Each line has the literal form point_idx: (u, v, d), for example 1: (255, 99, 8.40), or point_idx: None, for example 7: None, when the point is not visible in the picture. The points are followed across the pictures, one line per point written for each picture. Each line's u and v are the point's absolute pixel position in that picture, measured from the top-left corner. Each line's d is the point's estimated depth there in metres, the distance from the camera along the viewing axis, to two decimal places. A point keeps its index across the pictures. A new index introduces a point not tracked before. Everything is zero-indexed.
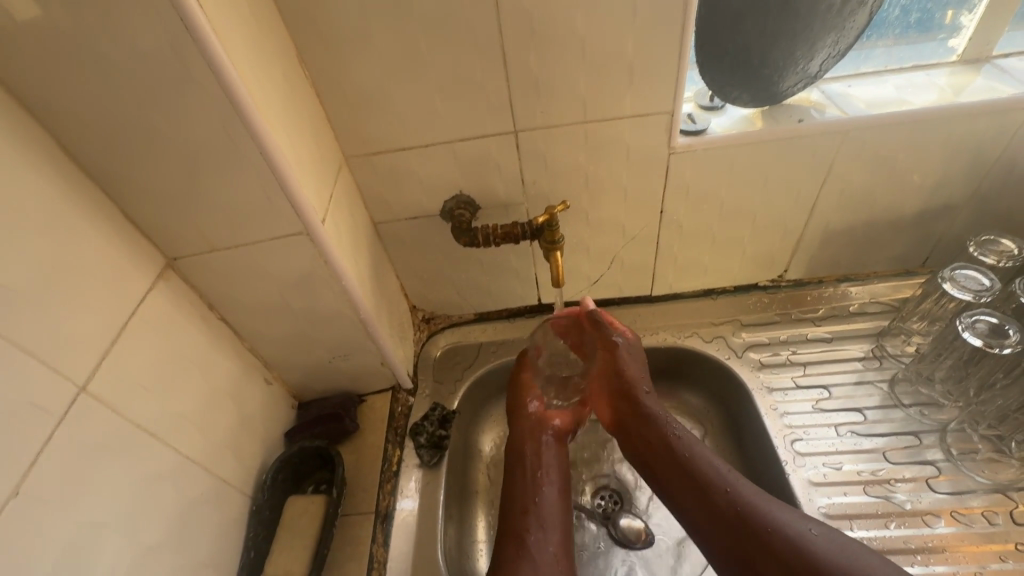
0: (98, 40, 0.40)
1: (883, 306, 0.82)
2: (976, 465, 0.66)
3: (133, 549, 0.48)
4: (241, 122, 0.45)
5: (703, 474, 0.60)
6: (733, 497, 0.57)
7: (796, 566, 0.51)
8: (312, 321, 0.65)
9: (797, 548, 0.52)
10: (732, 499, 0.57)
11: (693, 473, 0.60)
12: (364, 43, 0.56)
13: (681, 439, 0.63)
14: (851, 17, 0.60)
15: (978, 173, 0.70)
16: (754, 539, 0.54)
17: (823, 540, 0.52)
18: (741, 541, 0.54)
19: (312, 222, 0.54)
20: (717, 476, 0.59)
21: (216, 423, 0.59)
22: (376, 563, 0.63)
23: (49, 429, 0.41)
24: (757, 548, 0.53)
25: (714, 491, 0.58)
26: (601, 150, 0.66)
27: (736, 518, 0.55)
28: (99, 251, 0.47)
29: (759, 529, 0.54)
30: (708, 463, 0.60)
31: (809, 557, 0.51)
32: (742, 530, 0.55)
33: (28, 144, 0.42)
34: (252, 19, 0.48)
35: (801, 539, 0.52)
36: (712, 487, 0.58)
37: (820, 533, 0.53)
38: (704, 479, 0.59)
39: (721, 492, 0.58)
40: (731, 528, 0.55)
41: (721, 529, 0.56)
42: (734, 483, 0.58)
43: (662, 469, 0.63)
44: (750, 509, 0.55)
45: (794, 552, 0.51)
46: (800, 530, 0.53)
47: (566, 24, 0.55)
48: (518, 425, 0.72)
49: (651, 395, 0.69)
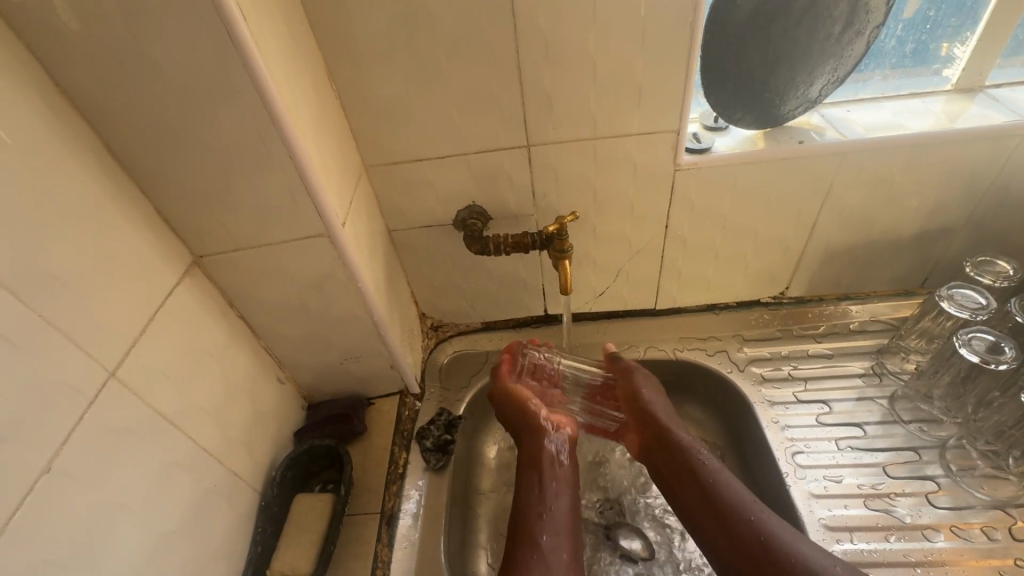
0: (148, 49, 0.43)
1: (883, 325, 0.83)
2: (975, 481, 0.67)
3: (151, 535, 0.49)
4: (273, 127, 0.48)
5: (723, 503, 0.61)
6: (755, 530, 0.57)
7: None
8: (326, 323, 0.67)
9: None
10: (754, 537, 0.57)
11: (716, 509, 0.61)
12: (387, 61, 0.60)
13: (708, 465, 0.64)
14: (848, 46, 0.64)
15: (973, 198, 0.73)
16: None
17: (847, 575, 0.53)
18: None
19: (334, 226, 0.57)
20: (748, 511, 0.59)
21: (232, 417, 0.61)
22: (380, 563, 0.64)
23: (80, 411, 0.43)
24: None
25: (739, 516, 0.59)
26: (608, 165, 0.69)
27: (759, 549, 0.56)
28: (132, 244, 0.50)
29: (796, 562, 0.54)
30: (733, 492, 0.61)
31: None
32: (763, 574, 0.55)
33: (73, 142, 0.45)
34: (287, 35, 0.51)
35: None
36: (735, 523, 0.59)
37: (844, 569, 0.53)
38: (723, 511, 0.60)
39: (743, 521, 0.58)
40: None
41: (744, 563, 0.57)
42: (759, 518, 0.58)
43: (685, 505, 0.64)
44: (772, 543, 0.56)
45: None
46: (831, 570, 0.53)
47: (579, 45, 0.58)
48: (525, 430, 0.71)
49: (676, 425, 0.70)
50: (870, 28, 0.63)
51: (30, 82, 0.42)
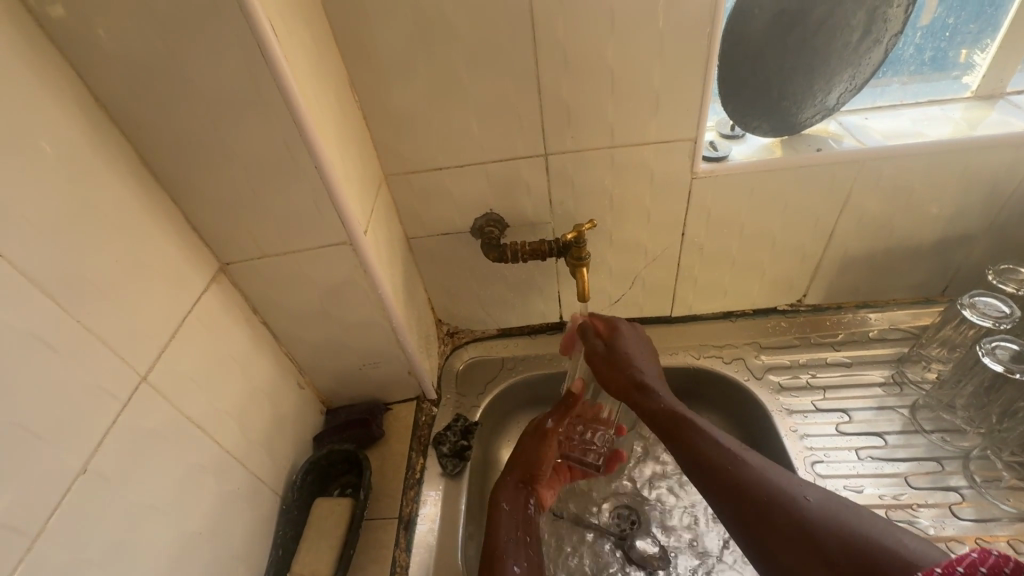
0: (184, 65, 0.45)
1: (903, 333, 0.83)
2: (1001, 493, 0.65)
3: (177, 536, 0.50)
4: (300, 139, 0.50)
5: (706, 454, 0.54)
6: (735, 473, 0.52)
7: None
8: (346, 329, 0.68)
9: (805, 530, 0.45)
10: (731, 477, 0.51)
11: (694, 454, 0.55)
12: (409, 74, 0.61)
13: (688, 423, 0.58)
14: (866, 54, 0.64)
15: (995, 205, 0.72)
16: (763, 529, 0.48)
17: (822, 505, 0.47)
18: (751, 534, 0.49)
19: (357, 235, 0.58)
20: (723, 450, 0.54)
21: (254, 420, 0.62)
22: (399, 567, 0.64)
23: (115, 413, 0.45)
24: (770, 540, 0.47)
25: (714, 454, 0.54)
26: (626, 173, 0.70)
27: (737, 493, 0.50)
28: (164, 252, 0.51)
29: (773, 501, 0.48)
30: (710, 439, 0.55)
31: (848, 563, 0.42)
32: (750, 523, 0.49)
33: (110, 154, 0.47)
34: (315, 51, 0.53)
35: (830, 517, 0.45)
36: (716, 468, 0.53)
37: (818, 499, 0.48)
38: (707, 461, 0.54)
39: (723, 469, 0.52)
40: (745, 526, 0.49)
41: (723, 507, 0.51)
42: (738, 461, 0.52)
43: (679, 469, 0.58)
44: (751, 486, 0.50)
45: (839, 550, 0.43)
46: (802, 504, 0.47)
47: (598, 56, 0.59)
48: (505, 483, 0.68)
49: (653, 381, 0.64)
50: (889, 36, 0.63)
51: (72, 97, 0.44)
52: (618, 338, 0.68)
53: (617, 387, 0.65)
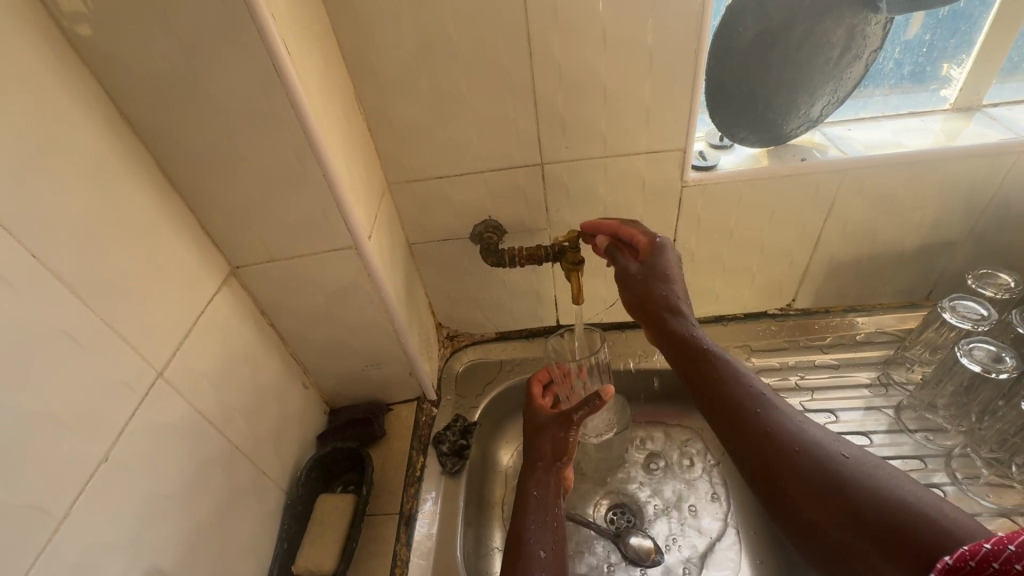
0: (202, 81, 0.48)
1: (889, 337, 0.85)
2: (981, 489, 0.67)
3: (189, 523, 0.53)
4: (309, 150, 0.53)
5: (735, 398, 0.55)
6: (763, 420, 0.53)
7: (892, 548, 0.41)
8: (350, 331, 0.71)
9: (834, 483, 0.46)
10: (760, 424, 0.52)
11: (724, 400, 0.56)
12: (411, 88, 0.64)
13: (720, 365, 0.59)
14: (848, 68, 0.68)
15: (975, 212, 0.75)
16: (787, 476, 0.49)
17: (856, 462, 0.47)
18: (772, 478, 0.50)
19: (361, 240, 0.61)
20: (755, 399, 0.55)
21: (261, 418, 0.65)
22: (399, 561, 0.66)
23: (134, 406, 0.47)
24: (791, 486, 0.48)
25: (746, 403, 0.54)
26: (619, 182, 0.73)
27: (764, 441, 0.51)
28: (179, 255, 0.54)
29: (803, 451, 0.49)
30: (742, 387, 0.56)
31: (879, 523, 0.42)
32: (772, 471, 0.50)
33: (131, 164, 0.50)
34: (323, 67, 0.56)
35: (864, 473, 0.46)
36: (746, 418, 0.54)
37: (852, 457, 0.48)
38: (735, 406, 0.55)
39: (753, 415, 0.53)
40: (767, 472, 0.50)
41: (748, 454, 0.52)
42: (769, 409, 0.53)
43: (703, 411, 0.59)
44: (780, 434, 0.51)
45: (870, 507, 0.43)
46: (835, 458, 0.48)
47: (591, 72, 0.62)
48: (530, 465, 0.68)
49: (683, 312, 0.64)
50: (868, 52, 0.67)
51: (98, 111, 0.47)
52: (658, 255, 0.65)
53: (650, 308, 0.66)
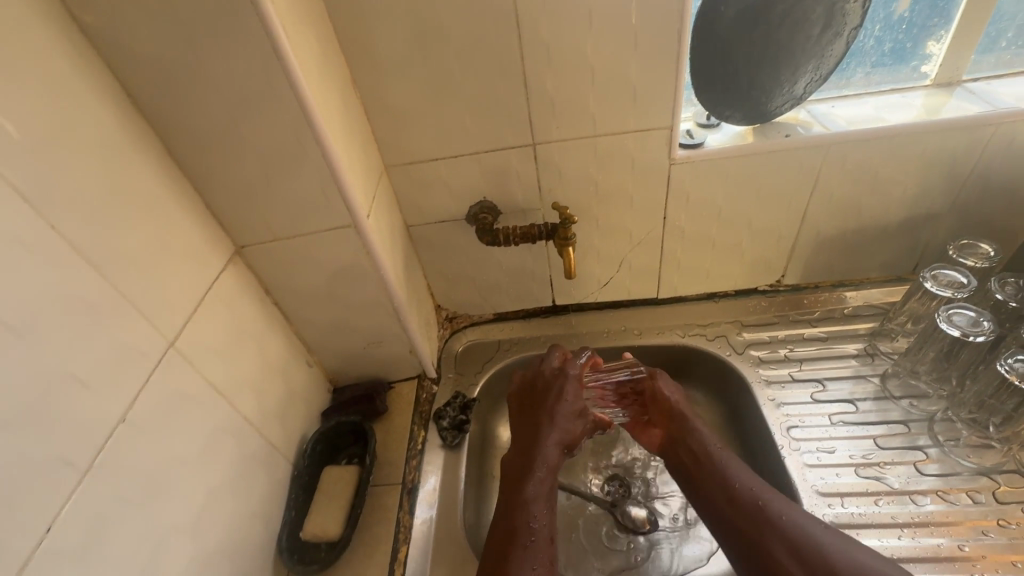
0: (204, 62, 0.50)
1: (876, 310, 0.88)
2: (962, 451, 0.70)
3: (204, 486, 0.56)
4: (309, 131, 0.55)
5: (733, 482, 0.63)
6: (752, 493, 0.61)
7: None
8: (352, 309, 0.73)
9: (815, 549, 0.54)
10: (748, 497, 0.61)
11: (720, 483, 0.64)
12: (405, 71, 0.66)
13: (716, 451, 0.67)
14: (828, 46, 0.70)
15: (956, 184, 0.77)
16: (773, 546, 0.56)
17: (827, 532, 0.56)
18: (757, 543, 0.58)
19: (360, 218, 0.63)
20: (743, 478, 0.63)
21: (268, 391, 0.68)
22: (403, 527, 0.69)
23: (147, 374, 0.50)
24: (777, 549, 0.56)
25: (738, 481, 0.63)
26: (608, 161, 0.75)
27: (753, 509, 0.60)
28: (187, 232, 0.57)
29: (784, 519, 0.58)
30: (736, 467, 0.65)
31: None
32: (751, 538, 0.58)
33: (139, 143, 0.52)
34: (320, 50, 0.59)
35: (839, 546, 0.55)
36: (738, 497, 0.62)
37: (824, 527, 0.57)
38: (732, 486, 0.63)
39: (745, 489, 0.62)
40: (748, 541, 0.58)
41: (732, 523, 0.61)
42: (754, 482, 0.63)
43: (700, 498, 0.66)
44: (767, 504, 0.60)
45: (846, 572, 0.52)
46: (817, 531, 0.56)
47: (578, 52, 0.65)
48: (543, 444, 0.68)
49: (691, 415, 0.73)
50: (848, 30, 0.69)
51: (107, 92, 0.49)
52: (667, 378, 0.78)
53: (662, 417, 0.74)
